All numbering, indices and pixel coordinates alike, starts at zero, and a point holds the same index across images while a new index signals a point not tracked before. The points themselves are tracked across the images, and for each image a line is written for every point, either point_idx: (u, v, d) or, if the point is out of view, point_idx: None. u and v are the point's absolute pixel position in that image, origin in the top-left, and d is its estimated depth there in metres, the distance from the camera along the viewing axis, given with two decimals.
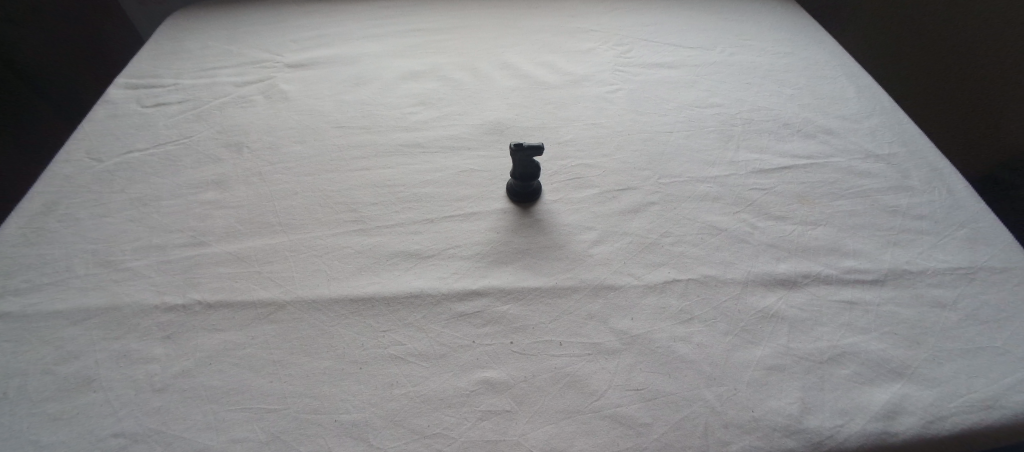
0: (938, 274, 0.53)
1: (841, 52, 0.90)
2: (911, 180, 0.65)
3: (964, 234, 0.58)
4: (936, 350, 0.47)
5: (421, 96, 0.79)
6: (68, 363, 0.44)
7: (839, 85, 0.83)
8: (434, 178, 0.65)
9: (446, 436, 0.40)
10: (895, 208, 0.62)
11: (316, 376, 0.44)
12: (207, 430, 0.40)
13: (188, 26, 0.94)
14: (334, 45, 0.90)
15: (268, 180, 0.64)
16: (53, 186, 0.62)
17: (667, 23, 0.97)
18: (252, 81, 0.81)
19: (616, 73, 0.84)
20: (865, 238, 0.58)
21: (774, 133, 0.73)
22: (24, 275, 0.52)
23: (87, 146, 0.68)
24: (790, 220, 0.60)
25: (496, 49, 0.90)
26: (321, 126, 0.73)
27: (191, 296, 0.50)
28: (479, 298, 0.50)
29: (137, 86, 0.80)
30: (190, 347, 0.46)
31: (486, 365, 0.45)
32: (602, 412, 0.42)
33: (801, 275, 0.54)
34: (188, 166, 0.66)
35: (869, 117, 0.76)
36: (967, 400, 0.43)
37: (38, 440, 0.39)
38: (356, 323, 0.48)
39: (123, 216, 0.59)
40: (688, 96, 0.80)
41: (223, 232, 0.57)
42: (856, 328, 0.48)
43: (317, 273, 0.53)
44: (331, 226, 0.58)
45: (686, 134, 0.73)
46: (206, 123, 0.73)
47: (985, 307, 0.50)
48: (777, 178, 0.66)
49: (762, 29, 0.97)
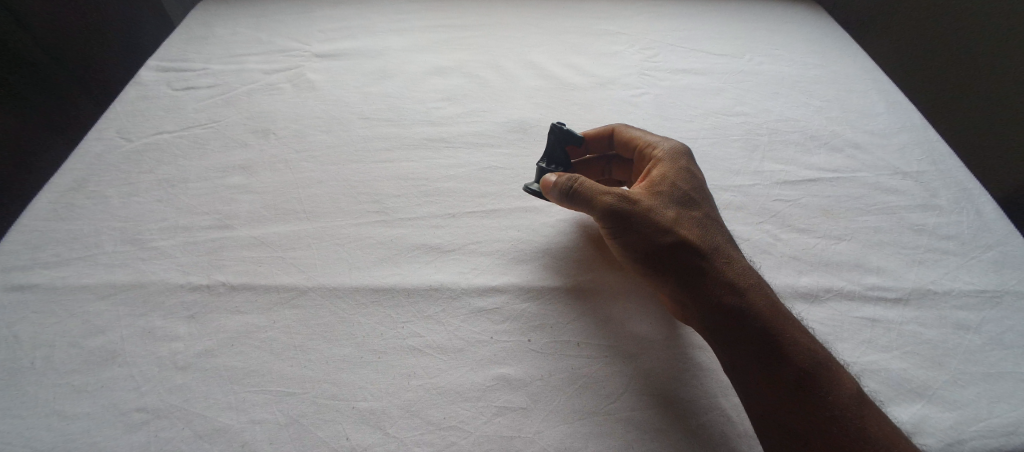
0: (963, 296, 0.53)
1: (871, 67, 0.89)
2: (939, 199, 0.64)
3: (991, 256, 0.57)
4: (958, 372, 0.46)
5: (447, 91, 0.79)
6: (94, 338, 0.45)
7: (868, 100, 0.81)
8: (456, 174, 0.65)
9: (462, 430, 0.41)
10: (921, 227, 0.61)
11: (335, 363, 0.44)
12: (228, 410, 0.41)
13: (220, 13, 0.96)
14: (362, 37, 0.91)
15: (292, 168, 0.65)
16: (84, 163, 0.63)
17: (696, 30, 0.96)
18: (280, 70, 0.82)
19: (642, 78, 0.84)
20: (890, 255, 0.57)
21: (799, 145, 0.72)
22: (55, 249, 0.53)
23: (118, 126, 0.70)
24: (813, 233, 0.59)
25: (522, 48, 0.90)
26: (347, 117, 0.74)
27: (215, 278, 0.51)
28: (498, 295, 0.51)
29: (168, 69, 0.81)
30: (213, 327, 0.47)
31: (502, 362, 0.45)
32: (617, 415, 0.42)
33: (823, 289, 0.53)
34: (216, 149, 0.67)
35: (897, 133, 0.75)
36: (988, 424, 0.42)
37: (65, 411, 0.40)
38: (375, 313, 0.48)
39: (150, 197, 0.60)
40: (714, 103, 0.79)
41: (247, 216, 0.58)
42: (877, 345, 0.48)
43: (339, 261, 0.53)
44: (354, 216, 0.59)
45: (711, 142, 0.72)
46: (234, 109, 0.74)
47: (1010, 332, 0.49)
48: (802, 190, 0.65)
49: (792, 39, 0.96)
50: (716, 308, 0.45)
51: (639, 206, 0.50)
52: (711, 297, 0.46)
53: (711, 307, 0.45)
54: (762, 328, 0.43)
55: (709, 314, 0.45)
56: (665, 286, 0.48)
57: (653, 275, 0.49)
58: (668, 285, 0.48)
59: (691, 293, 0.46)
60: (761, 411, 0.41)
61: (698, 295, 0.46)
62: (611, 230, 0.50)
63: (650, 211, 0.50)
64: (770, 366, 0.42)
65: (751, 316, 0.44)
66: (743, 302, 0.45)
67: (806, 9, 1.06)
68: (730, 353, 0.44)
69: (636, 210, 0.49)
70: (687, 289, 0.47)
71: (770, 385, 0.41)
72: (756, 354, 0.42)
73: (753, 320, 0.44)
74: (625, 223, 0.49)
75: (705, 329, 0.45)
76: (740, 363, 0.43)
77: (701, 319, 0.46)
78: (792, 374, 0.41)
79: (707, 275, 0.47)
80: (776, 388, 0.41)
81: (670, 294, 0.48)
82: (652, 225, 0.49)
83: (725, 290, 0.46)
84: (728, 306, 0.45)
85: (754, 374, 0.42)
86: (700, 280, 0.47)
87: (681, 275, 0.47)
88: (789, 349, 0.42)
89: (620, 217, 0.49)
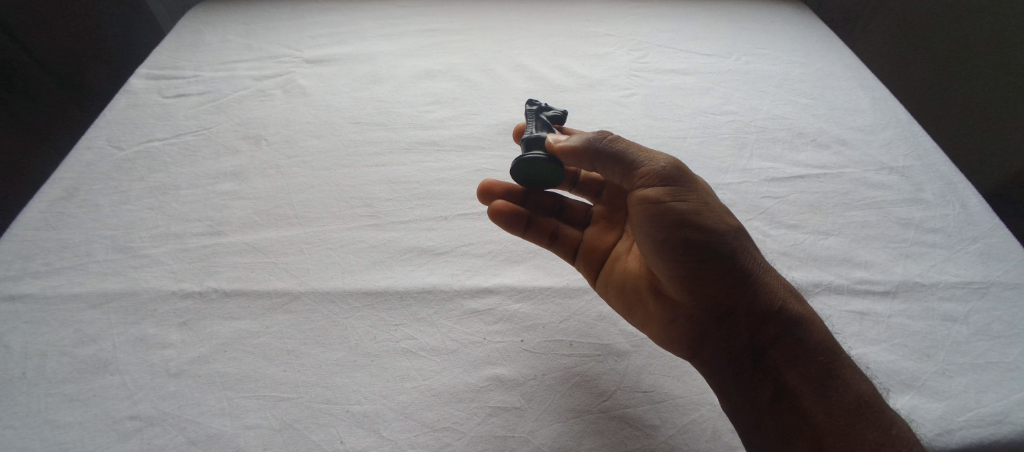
0: (950, 287, 0.53)
1: (856, 64, 0.90)
2: (924, 193, 0.65)
3: (977, 249, 0.58)
4: (946, 363, 0.47)
5: (437, 95, 0.80)
6: (87, 347, 0.45)
7: (854, 96, 0.83)
8: (448, 176, 0.66)
9: (456, 431, 0.41)
10: (908, 221, 0.61)
11: (329, 367, 0.45)
12: (221, 416, 0.41)
13: (210, 20, 0.96)
14: (352, 43, 0.91)
15: (284, 174, 0.65)
16: (75, 172, 0.63)
17: (683, 30, 0.97)
18: (270, 76, 0.83)
19: (631, 79, 0.84)
20: (877, 249, 0.58)
21: (787, 143, 0.73)
22: (46, 259, 0.53)
23: (108, 135, 0.69)
24: (801, 229, 0.60)
25: (511, 51, 0.91)
26: (338, 122, 0.74)
27: (207, 284, 0.51)
28: (491, 296, 0.51)
29: (158, 77, 0.81)
30: (206, 334, 0.47)
31: (495, 362, 0.45)
32: (611, 412, 0.42)
33: (812, 284, 0.54)
34: (207, 157, 0.67)
35: (883, 129, 0.76)
36: (977, 414, 0.43)
37: (58, 420, 0.40)
38: (369, 317, 0.49)
39: (142, 204, 0.60)
40: (702, 103, 0.80)
41: (240, 222, 0.58)
42: (865, 338, 0.49)
43: (331, 265, 0.53)
44: (346, 220, 0.59)
45: (700, 141, 0.73)
46: (225, 116, 0.74)
47: (997, 322, 0.50)
48: (790, 187, 0.66)
49: (778, 38, 0.97)
50: (779, 309, 0.43)
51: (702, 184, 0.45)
52: (772, 297, 0.43)
53: (772, 307, 0.43)
54: (819, 335, 0.42)
55: (766, 315, 0.43)
56: (722, 279, 0.42)
57: (716, 262, 0.42)
58: (726, 277, 0.42)
59: (750, 291, 0.43)
60: (811, 423, 0.40)
61: (762, 292, 0.43)
62: (674, 196, 0.43)
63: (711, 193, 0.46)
64: (834, 376, 0.40)
65: (810, 322, 0.43)
66: (801, 307, 0.44)
67: (792, 8, 1.07)
68: (779, 361, 0.42)
69: (700, 185, 0.45)
70: (749, 285, 0.43)
71: (828, 397, 0.40)
72: (816, 361, 0.41)
73: (812, 326, 0.42)
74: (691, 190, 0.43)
75: (758, 330, 0.43)
76: (792, 372, 0.42)
77: (757, 320, 0.43)
78: (856, 391, 0.39)
79: (766, 274, 0.44)
80: (839, 408, 0.39)
81: (723, 289, 0.43)
82: (719, 206, 0.44)
83: (786, 291, 0.44)
84: (790, 308, 0.43)
85: (809, 384, 0.41)
86: (761, 277, 0.44)
87: (747, 268, 0.43)
88: (846, 360, 0.41)
89: (687, 184, 0.44)
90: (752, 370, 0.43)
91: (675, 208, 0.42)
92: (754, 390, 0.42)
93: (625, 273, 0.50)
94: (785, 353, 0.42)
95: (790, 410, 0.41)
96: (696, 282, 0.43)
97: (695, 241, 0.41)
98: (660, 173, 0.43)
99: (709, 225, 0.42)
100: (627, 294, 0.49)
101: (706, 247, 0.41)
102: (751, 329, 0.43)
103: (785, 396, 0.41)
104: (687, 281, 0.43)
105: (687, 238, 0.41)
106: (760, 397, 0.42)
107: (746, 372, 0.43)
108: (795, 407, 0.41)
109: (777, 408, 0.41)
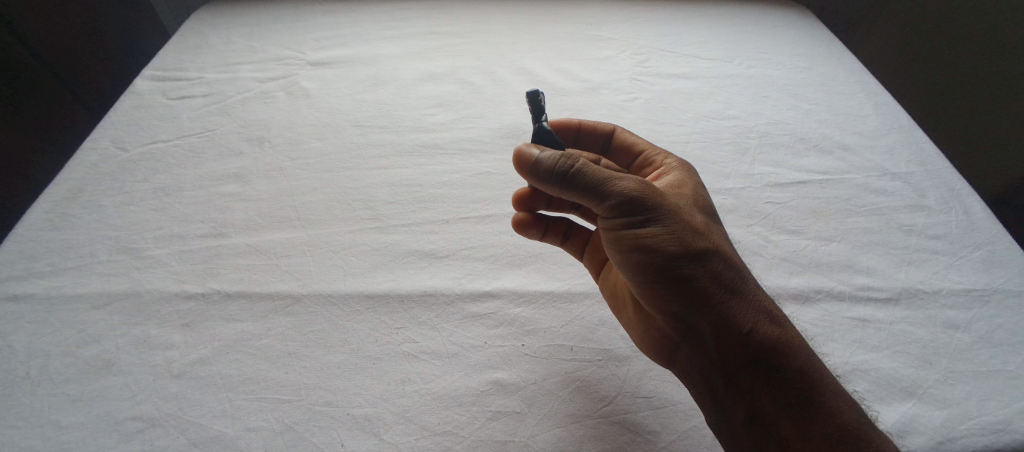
0: (952, 295, 0.53)
1: (859, 70, 0.90)
2: (927, 199, 0.65)
3: (979, 255, 0.57)
4: (948, 371, 0.47)
5: (439, 98, 0.80)
6: (89, 347, 0.46)
7: (856, 102, 0.82)
8: (450, 180, 0.66)
9: (456, 435, 0.41)
10: (910, 227, 0.61)
11: (331, 369, 0.45)
12: (223, 418, 0.41)
13: (214, 21, 0.96)
14: (355, 45, 0.91)
15: (287, 175, 0.66)
16: (79, 173, 0.64)
17: (686, 34, 0.97)
18: (274, 78, 0.83)
19: (633, 83, 0.84)
20: (879, 255, 0.58)
21: (789, 148, 0.73)
22: (49, 259, 0.53)
23: (113, 136, 0.70)
24: (803, 235, 0.60)
25: (514, 54, 0.91)
26: (340, 124, 0.74)
27: (210, 286, 0.51)
28: (492, 300, 0.51)
29: (163, 79, 0.81)
30: (208, 335, 0.47)
31: (496, 367, 0.45)
32: (611, 418, 0.42)
33: (814, 290, 0.54)
34: (211, 158, 0.68)
35: (885, 135, 0.76)
36: (979, 422, 0.43)
37: (60, 421, 0.41)
38: (369, 320, 0.49)
39: (146, 206, 0.60)
40: (704, 107, 0.80)
41: (242, 224, 0.59)
42: (867, 345, 0.48)
43: (333, 268, 0.54)
44: (347, 222, 0.59)
45: (702, 145, 0.73)
46: (229, 118, 0.75)
47: (1000, 330, 0.50)
48: (792, 193, 0.66)
49: (781, 42, 0.97)
50: (750, 332, 0.40)
51: (669, 202, 0.43)
52: (743, 319, 0.40)
53: (743, 330, 0.40)
54: (795, 360, 0.39)
55: (737, 339, 0.40)
56: (687, 301, 0.41)
57: (676, 285, 0.41)
58: (691, 299, 0.41)
59: (718, 313, 0.40)
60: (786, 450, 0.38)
61: (732, 314, 0.40)
62: (633, 220, 0.41)
63: (679, 210, 0.43)
64: (807, 404, 0.38)
65: (786, 345, 0.40)
66: (778, 329, 0.40)
67: (795, 12, 1.07)
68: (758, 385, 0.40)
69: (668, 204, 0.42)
70: (717, 306, 0.40)
71: (801, 425, 0.38)
72: (791, 388, 0.38)
73: (788, 351, 0.39)
74: (656, 212, 0.41)
75: (729, 354, 0.40)
76: (767, 398, 0.39)
77: (726, 344, 0.40)
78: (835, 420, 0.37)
79: (738, 295, 0.41)
80: (816, 435, 0.37)
81: (688, 311, 0.41)
82: (685, 225, 0.42)
83: (759, 313, 0.41)
84: (763, 332, 0.40)
85: (783, 413, 0.38)
86: (731, 298, 0.41)
87: (718, 290, 0.41)
88: (823, 385, 0.39)
89: (651, 206, 0.41)
90: (726, 392, 0.40)
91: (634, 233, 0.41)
92: (727, 412, 0.40)
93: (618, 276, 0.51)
94: (758, 379, 0.39)
95: (766, 435, 0.38)
96: (662, 301, 0.42)
97: (652, 265, 0.41)
98: (622, 198, 0.41)
99: (668, 248, 0.40)
100: (615, 299, 0.50)
101: (665, 270, 0.41)
102: (722, 351, 0.40)
103: (759, 422, 0.39)
104: (654, 299, 0.43)
105: (646, 260, 0.41)
106: (733, 419, 0.40)
107: (721, 392, 0.40)
108: (771, 434, 0.38)
109: (752, 433, 0.39)
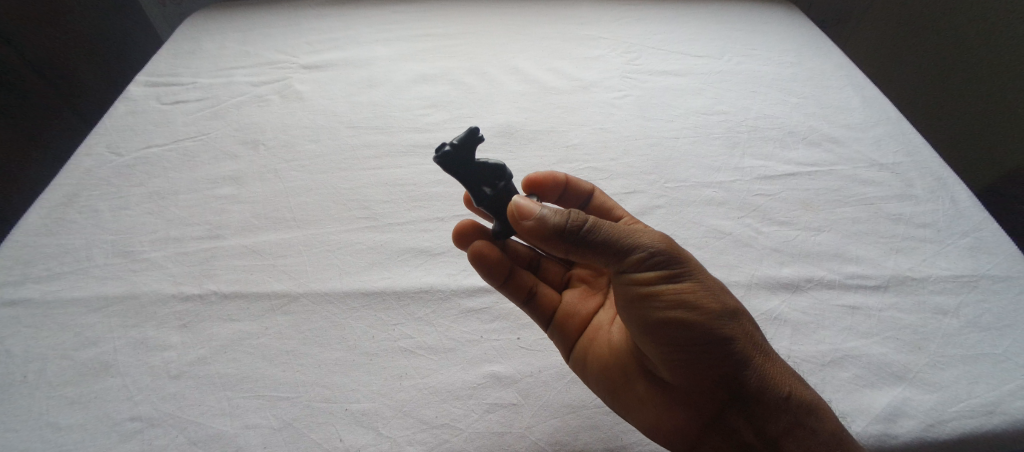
0: (940, 281, 0.54)
1: (845, 64, 0.91)
2: (914, 189, 0.66)
3: (966, 242, 0.58)
4: (937, 355, 0.47)
5: (432, 98, 0.81)
6: (87, 350, 0.46)
7: (844, 95, 0.84)
8: (444, 178, 0.66)
9: (454, 427, 0.41)
10: (898, 216, 0.62)
11: (329, 367, 0.45)
12: (222, 416, 0.41)
13: (207, 27, 0.97)
14: (348, 48, 0.92)
15: (282, 177, 0.66)
16: (74, 178, 0.64)
17: (675, 32, 0.98)
18: (267, 82, 0.83)
19: (624, 80, 0.85)
20: (868, 244, 0.59)
21: (778, 142, 0.74)
22: (45, 264, 0.53)
23: (107, 141, 0.70)
24: (793, 226, 0.61)
25: (506, 55, 0.92)
26: (334, 125, 0.75)
27: (207, 287, 0.52)
28: (487, 295, 0.51)
29: (156, 84, 0.82)
30: (205, 336, 0.47)
31: (492, 360, 0.46)
32: (605, 407, 0.44)
33: (804, 278, 0.54)
34: (206, 161, 0.68)
35: (873, 127, 0.77)
36: (968, 405, 0.44)
37: (57, 422, 0.41)
38: (366, 316, 0.49)
39: (142, 209, 0.61)
40: (695, 103, 0.81)
41: (238, 226, 0.59)
42: (857, 332, 0.49)
43: (329, 267, 0.54)
44: (343, 222, 0.60)
45: (692, 140, 0.74)
46: (223, 122, 0.75)
47: (987, 314, 0.51)
48: (782, 185, 0.67)
49: (768, 38, 0.98)
50: (788, 398, 0.36)
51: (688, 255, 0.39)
52: (779, 383, 0.37)
53: (780, 395, 0.36)
54: (828, 425, 0.36)
55: (778, 407, 0.36)
56: (725, 368, 0.37)
57: (714, 352, 0.36)
58: (728, 365, 0.36)
59: (759, 377, 0.37)
60: None
61: (770, 382, 0.37)
62: (664, 275, 0.37)
63: (701, 266, 0.40)
64: None
65: (818, 412, 0.37)
66: (809, 392, 0.38)
67: (783, 9, 1.09)
68: None
69: (691, 260, 0.39)
70: (754, 370, 0.37)
71: None
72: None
73: (821, 416, 0.37)
74: (687, 267, 0.38)
75: (768, 423, 0.36)
76: None
77: (764, 412, 0.36)
78: None
79: (769, 355, 0.38)
80: None
81: (728, 379, 0.37)
82: (711, 281, 0.39)
83: (788, 375, 0.38)
84: (800, 394, 0.37)
85: None
86: (763, 361, 0.37)
87: (750, 356, 0.37)
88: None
89: (679, 261, 0.38)
90: None
91: (667, 292, 0.36)
92: None
93: (606, 353, 0.44)
94: None
95: None
96: (696, 367, 0.37)
97: (692, 332, 0.36)
98: (652, 262, 0.37)
99: (707, 309, 0.36)
100: (612, 377, 0.43)
101: (704, 337, 0.36)
102: (760, 423, 0.37)
103: None
104: (686, 367, 0.38)
105: (687, 326, 0.36)
106: None
107: None
108: None
109: None
